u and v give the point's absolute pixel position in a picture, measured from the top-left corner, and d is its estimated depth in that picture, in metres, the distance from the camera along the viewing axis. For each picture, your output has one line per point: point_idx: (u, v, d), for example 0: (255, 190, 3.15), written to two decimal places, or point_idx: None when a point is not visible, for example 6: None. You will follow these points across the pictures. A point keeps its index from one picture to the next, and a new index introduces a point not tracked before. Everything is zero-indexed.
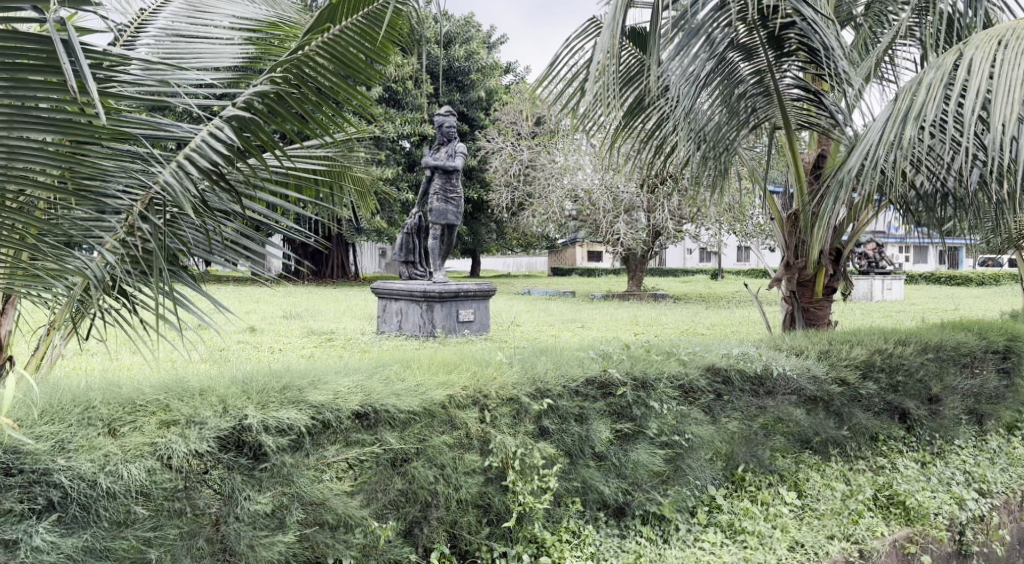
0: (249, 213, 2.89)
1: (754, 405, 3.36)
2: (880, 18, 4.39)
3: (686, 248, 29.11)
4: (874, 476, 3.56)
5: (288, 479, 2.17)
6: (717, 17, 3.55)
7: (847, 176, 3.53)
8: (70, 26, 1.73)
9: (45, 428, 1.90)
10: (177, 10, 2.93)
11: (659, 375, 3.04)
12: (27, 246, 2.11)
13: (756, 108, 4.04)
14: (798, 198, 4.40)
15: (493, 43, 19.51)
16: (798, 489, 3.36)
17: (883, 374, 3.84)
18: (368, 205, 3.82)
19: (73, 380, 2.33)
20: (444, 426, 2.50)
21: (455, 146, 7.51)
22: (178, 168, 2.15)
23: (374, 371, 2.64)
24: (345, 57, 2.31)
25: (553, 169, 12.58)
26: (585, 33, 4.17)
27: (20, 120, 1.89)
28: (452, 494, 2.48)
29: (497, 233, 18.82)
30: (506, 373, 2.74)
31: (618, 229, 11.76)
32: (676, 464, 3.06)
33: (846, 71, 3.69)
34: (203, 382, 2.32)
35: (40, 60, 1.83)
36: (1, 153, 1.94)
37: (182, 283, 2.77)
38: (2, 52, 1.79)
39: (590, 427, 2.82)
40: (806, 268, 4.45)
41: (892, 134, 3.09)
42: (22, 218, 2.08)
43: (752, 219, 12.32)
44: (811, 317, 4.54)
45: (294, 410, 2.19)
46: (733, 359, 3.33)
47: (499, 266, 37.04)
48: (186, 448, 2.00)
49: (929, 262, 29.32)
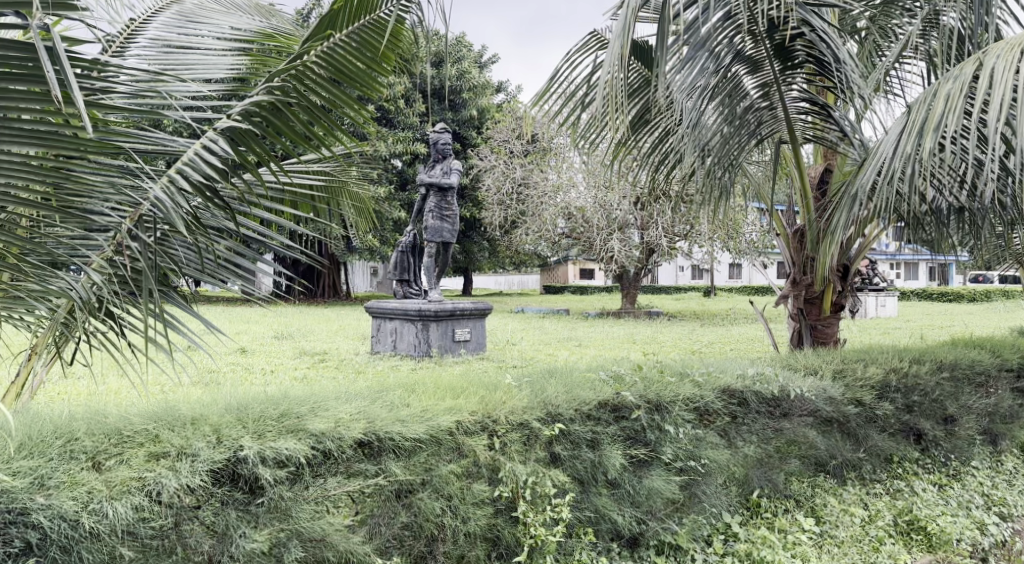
0: (242, 231, 2.76)
1: (768, 427, 3.25)
2: (886, 31, 4.32)
3: (677, 266, 29.02)
4: (892, 500, 3.42)
5: (286, 515, 2.03)
6: (724, 28, 3.42)
7: (859, 191, 3.44)
8: (54, 31, 1.62)
9: (23, 464, 1.76)
10: (167, 20, 2.81)
11: (674, 398, 2.92)
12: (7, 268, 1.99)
13: (762, 122, 3.94)
14: (804, 213, 4.30)
15: (483, 62, 19.41)
16: (815, 515, 3.22)
17: (899, 394, 3.73)
18: (366, 223, 3.64)
19: (54, 409, 2.18)
20: (451, 454, 2.36)
21: (449, 163, 7.35)
22: (169, 184, 2.05)
23: (377, 396, 2.51)
24: (346, 67, 2.20)
25: (546, 187, 12.43)
26: (586, 47, 4.09)
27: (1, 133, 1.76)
28: (460, 527, 2.33)
29: (490, 252, 18.69)
30: (516, 397, 2.61)
31: (612, 247, 11.64)
32: (690, 490, 2.94)
33: (856, 83, 3.63)
34: (196, 411, 2.17)
35: (21, 68, 1.71)
36: None
37: (170, 303, 2.65)
38: None
39: (603, 452, 2.69)
40: (813, 285, 4.34)
41: (909, 145, 3.01)
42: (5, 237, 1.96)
43: (746, 236, 12.19)
44: (818, 335, 4.44)
45: (293, 439, 2.06)
46: (749, 380, 3.22)
47: (491, 284, 36.89)
48: (177, 483, 1.86)
49: (921, 276, 29.34)
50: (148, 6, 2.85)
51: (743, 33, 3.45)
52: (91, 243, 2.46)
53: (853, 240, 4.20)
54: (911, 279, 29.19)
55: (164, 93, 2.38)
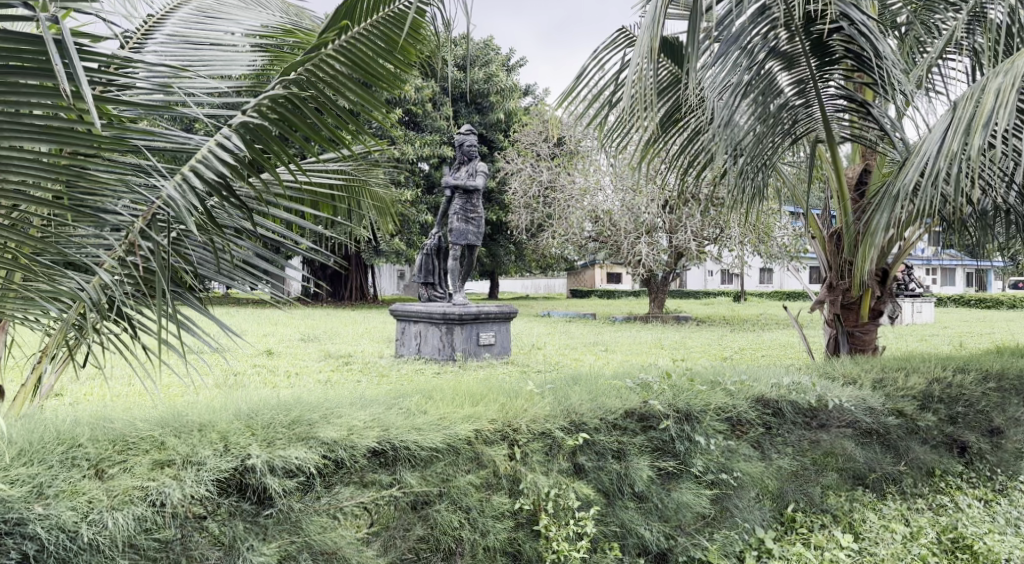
0: (259, 231, 2.68)
1: (805, 439, 3.12)
2: (927, 27, 4.14)
3: (706, 271, 28.74)
4: (935, 517, 3.21)
5: (297, 527, 1.94)
6: (757, 23, 3.27)
7: (901, 191, 3.28)
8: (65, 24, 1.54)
9: (21, 471, 1.68)
10: (186, 16, 2.75)
11: (705, 407, 2.80)
12: (20, 268, 1.93)
13: (799, 120, 3.76)
14: (842, 216, 4.12)
15: (511, 65, 19.34)
16: (854, 532, 3.05)
17: (942, 404, 3.59)
18: (387, 224, 3.59)
19: (59, 414, 2.12)
20: (470, 465, 2.26)
21: (475, 165, 7.28)
22: (183, 182, 1.95)
23: (394, 403, 2.42)
24: (371, 67, 2.12)
25: (573, 191, 12.30)
26: (613, 44, 3.97)
27: (11, 127, 1.67)
28: (479, 541, 2.22)
29: (517, 256, 18.58)
30: (538, 405, 2.50)
31: (640, 251, 11.44)
32: (722, 505, 2.81)
33: (898, 79, 3.45)
34: (204, 417, 2.09)
35: (36, 63, 1.63)
36: None
37: (186, 305, 2.58)
38: None
39: (630, 464, 2.57)
40: (851, 290, 4.16)
41: (955, 144, 2.86)
42: (17, 236, 1.89)
43: (779, 241, 11.92)
44: (856, 342, 4.27)
45: (304, 448, 1.97)
46: (785, 390, 3.08)
47: (518, 287, 36.84)
48: (181, 493, 1.78)
49: (958, 282, 28.70)
50: (165, 2, 2.77)
51: (779, 26, 3.29)
52: (102, 241, 2.40)
53: (893, 244, 4.01)
54: (948, 284, 28.62)
55: (178, 90, 2.32)
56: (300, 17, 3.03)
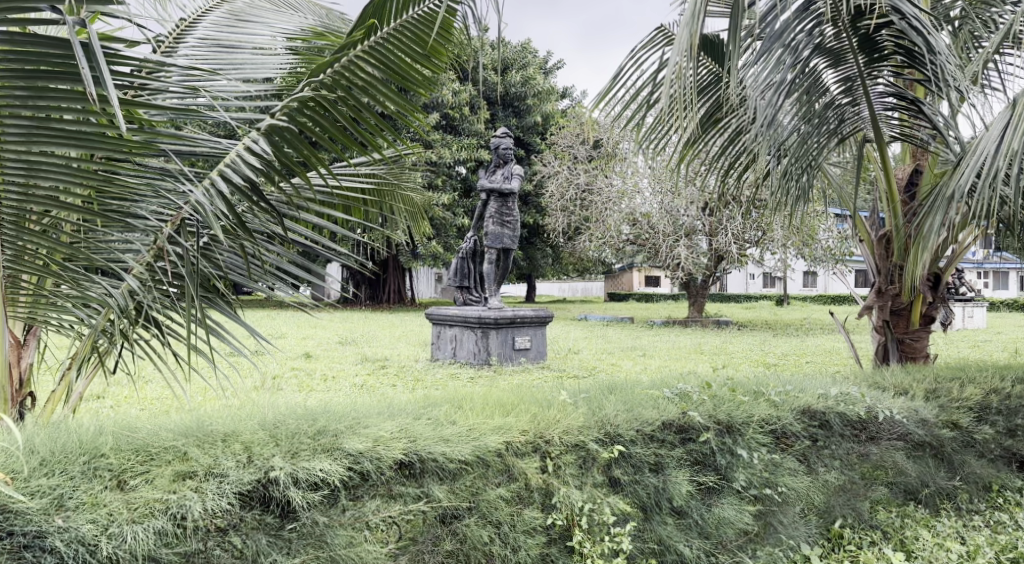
0: (289, 237, 2.63)
1: (854, 452, 2.98)
2: (983, 20, 3.95)
3: (747, 274, 28.32)
4: (994, 535, 3.01)
5: (322, 542, 1.88)
6: (802, 19, 3.13)
7: (956, 192, 3.11)
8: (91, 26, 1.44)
9: (42, 482, 1.65)
10: (218, 20, 2.72)
11: (747, 419, 2.69)
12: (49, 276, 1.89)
13: (846, 118, 3.61)
14: (892, 218, 3.95)
15: (548, 67, 19.24)
16: (906, 550, 2.89)
17: (1000, 416, 3.42)
18: (421, 228, 3.53)
19: (85, 422, 2.09)
20: (500, 478, 2.18)
21: (510, 169, 7.19)
22: (209, 187, 1.90)
23: (422, 412, 2.35)
24: (402, 69, 2.04)
25: (610, 194, 12.14)
26: (651, 43, 3.86)
27: (40, 134, 1.62)
28: (510, 556, 2.15)
29: (553, 259, 18.48)
30: (572, 415, 2.41)
31: (679, 254, 11.24)
32: (765, 520, 2.70)
33: (952, 74, 3.28)
34: (229, 426, 2.04)
35: (65, 64, 1.54)
36: (19, 168, 1.68)
37: (215, 310, 2.54)
38: (21, 56, 1.51)
39: (668, 478, 2.47)
40: (901, 295, 3.99)
41: (1016, 141, 2.69)
42: (47, 244, 1.85)
43: (822, 243, 11.64)
44: (907, 349, 4.10)
45: (328, 460, 1.91)
46: (832, 401, 2.94)
47: (556, 290, 36.72)
48: (201, 506, 1.73)
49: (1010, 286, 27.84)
50: (197, 5, 2.74)
51: (825, 22, 3.16)
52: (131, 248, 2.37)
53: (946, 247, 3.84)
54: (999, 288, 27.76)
55: (206, 95, 2.27)
56: (332, 18, 2.99)
